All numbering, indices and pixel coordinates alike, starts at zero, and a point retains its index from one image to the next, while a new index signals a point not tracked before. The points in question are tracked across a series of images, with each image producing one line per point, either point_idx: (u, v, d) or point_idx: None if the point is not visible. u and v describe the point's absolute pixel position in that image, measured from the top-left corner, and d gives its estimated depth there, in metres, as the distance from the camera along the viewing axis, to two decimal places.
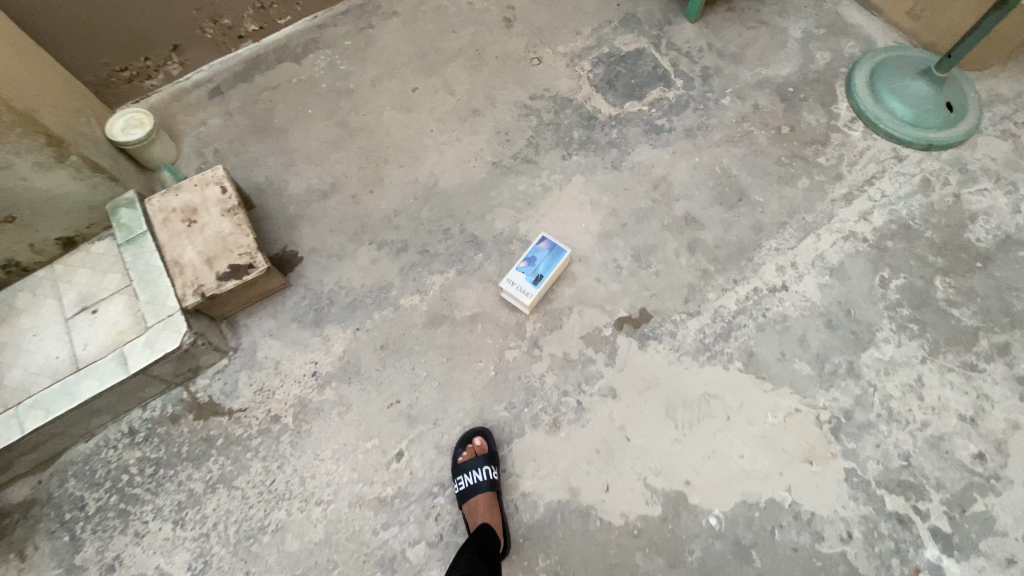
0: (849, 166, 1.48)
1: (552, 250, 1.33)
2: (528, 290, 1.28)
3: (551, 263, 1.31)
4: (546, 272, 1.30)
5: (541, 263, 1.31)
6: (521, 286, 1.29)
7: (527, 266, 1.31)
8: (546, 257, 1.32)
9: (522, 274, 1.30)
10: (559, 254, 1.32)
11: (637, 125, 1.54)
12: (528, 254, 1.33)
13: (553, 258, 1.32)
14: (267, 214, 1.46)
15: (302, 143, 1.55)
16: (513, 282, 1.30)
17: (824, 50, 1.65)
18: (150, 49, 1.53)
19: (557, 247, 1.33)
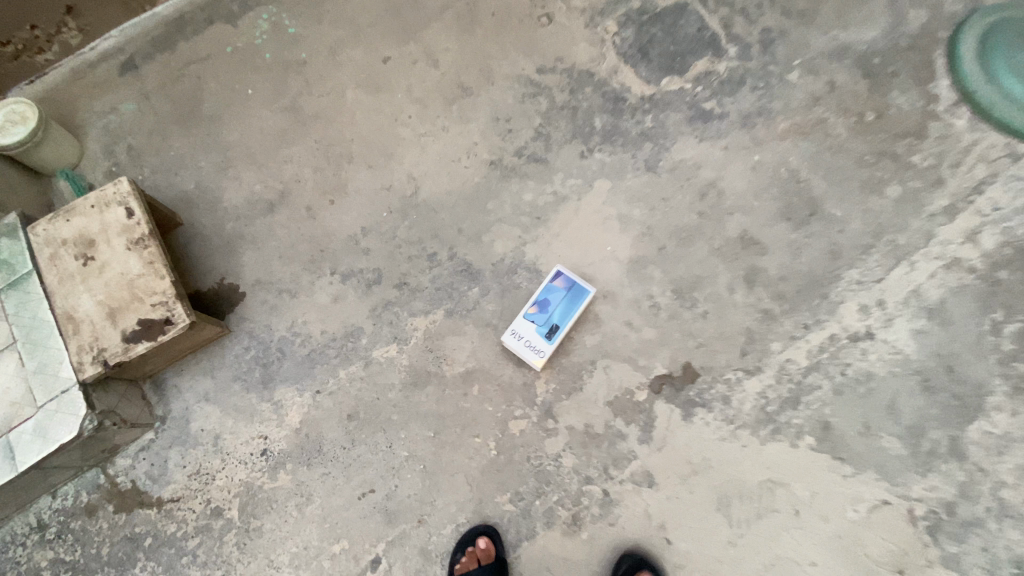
0: (952, 168, 1.12)
1: (572, 289, 1.02)
2: (539, 347, 0.98)
3: (569, 308, 1.00)
4: (563, 322, 1.00)
5: (556, 308, 1.00)
6: (529, 340, 0.99)
7: (538, 314, 1.00)
8: (564, 300, 1.01)
9: (530, 324, 1.00)
10: (581, 295, 1.01)
11: (679, 109, 1.17)
12: (540, 294, 1.02)
13: (573, 301, 1.01)
14: (200, 235, 1.14)
15: (241, 136, 1.21)
16: (518, 335, 1.00)
17: (918, 6, 1.20)
18: (33, 13, 1.16)
19: (579, 286, 1.02)
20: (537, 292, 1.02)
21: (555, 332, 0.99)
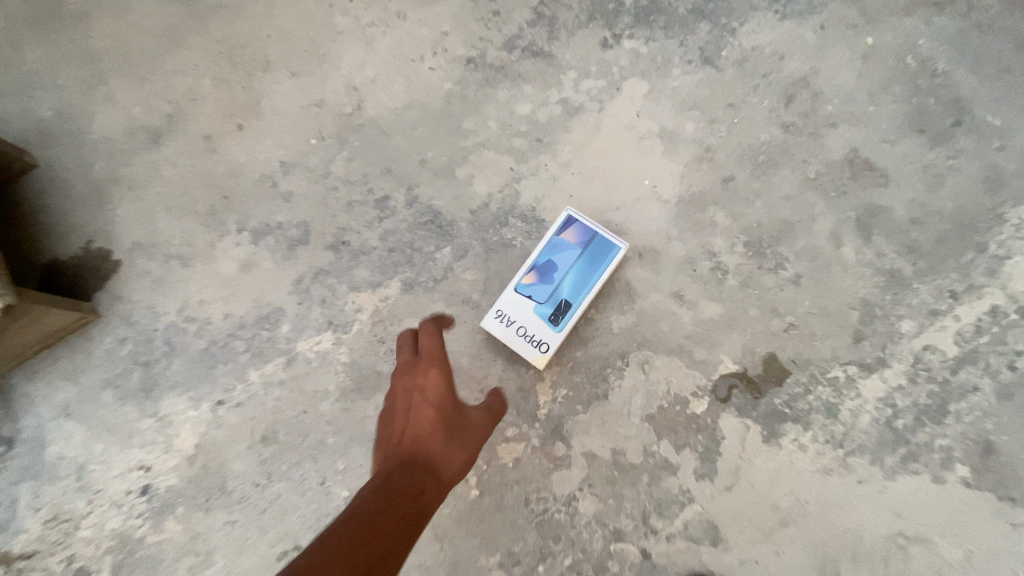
0: None
1: (591, 245, 0.66)
2: (539, 339, 0.64)
3: (587, 275, 0.65)
4: (576, 297, 0.65)
5: (566, 276, 0.65)
6: (524, 328, 0.65)
7: (538, 286, 0.65)
8: (579, 263, 0.66)
9: (526, 301, 0.65)
10: (606, 253, 0.66)
11: None
12: (541, 254, 0.66)
13: (593, 264, 0.66)
14: (61, 181, 0.81)
15: (116, 41, 0.84)
16: (508, 318, 0.65)
17: None
18: None
19: (602, 238, 0.66)
20: (537, 250, 0.67)
21: (565, 315, 0.64)
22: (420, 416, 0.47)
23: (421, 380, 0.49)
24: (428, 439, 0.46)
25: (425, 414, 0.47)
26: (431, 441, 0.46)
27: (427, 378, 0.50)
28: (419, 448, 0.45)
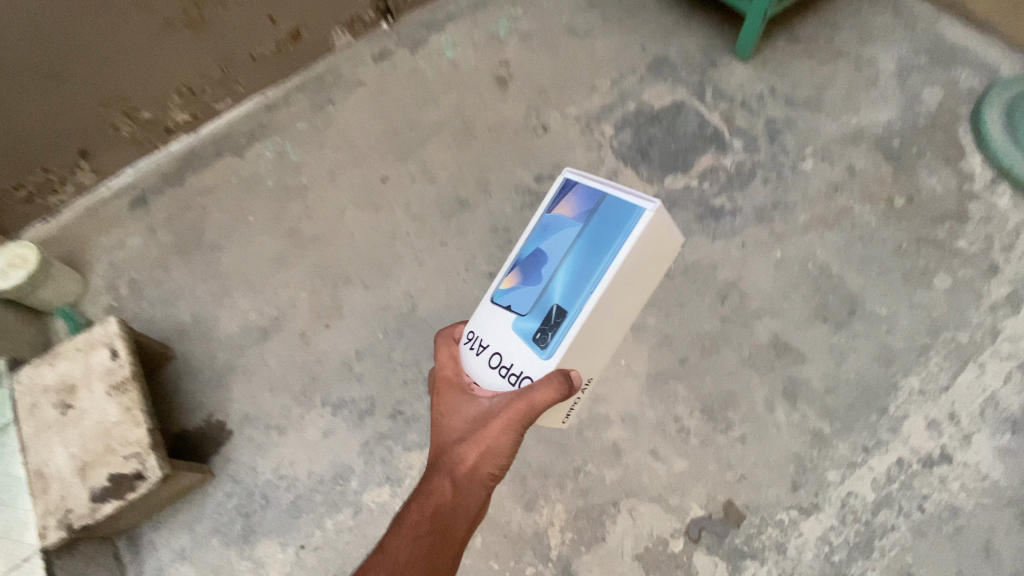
0: (1004, 252, 1.03)
1: (597, 215, 0.65)
2: (530, 345, 0.64)
3: (592, 254, 0.63)
4: (575, 286, 0.63)
5: (563, 259, 0.65)
6: (511, 334, 0.65)
7: (531, 277, 0.66)
8: (577, 248, 0.64)
9: (515, 303, 0.65)
10: (620, 227, 0.63)
11: (687, 208, 1.12)
12: (538, 243, 0.68)
13: (598, 243, 0.63)
14: (191, 369, 1.09)
15: (239, 263, 1.19)
16: (494, 328, 0.67)
17: (932, 86, 1.24)
18: (50, 158, 1.23)
19: (611, 208, 0.64)
20: (531, 242, 0.68)
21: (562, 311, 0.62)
22: (443, 431, 0.73)
23: (439, 403, 0.73)
24: (452, 443, 0.72)
25: (447, 424, 0.73)
26: (452, 445, 0.72)
27: (443, 402, 0.73)
28: (446, 451, 0.73)
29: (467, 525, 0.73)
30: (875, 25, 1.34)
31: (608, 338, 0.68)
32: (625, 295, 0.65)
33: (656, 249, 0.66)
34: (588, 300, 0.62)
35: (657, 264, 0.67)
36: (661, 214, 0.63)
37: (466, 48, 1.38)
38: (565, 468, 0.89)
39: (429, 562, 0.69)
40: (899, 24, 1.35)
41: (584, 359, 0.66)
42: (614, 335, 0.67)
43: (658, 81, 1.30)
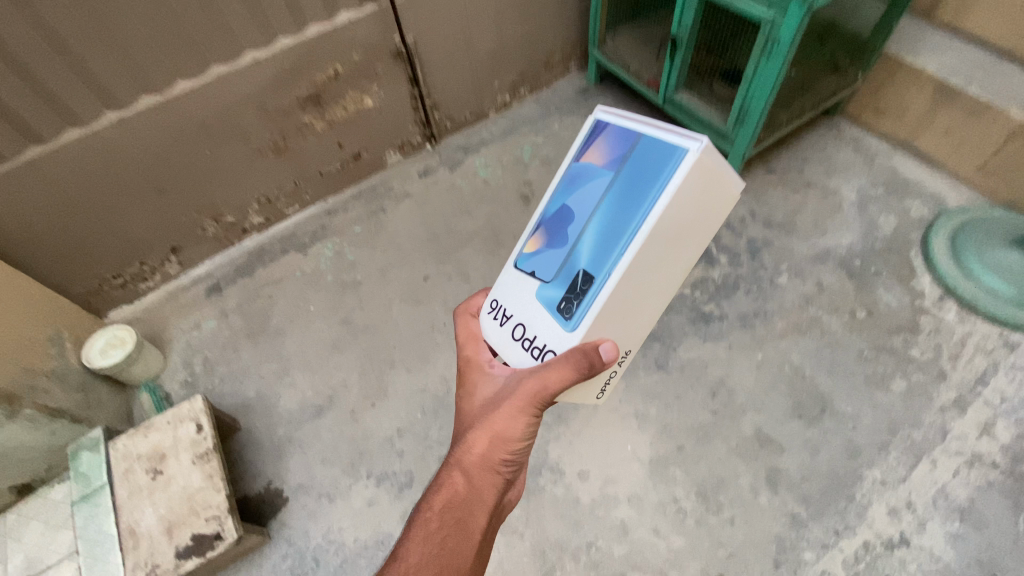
0: (952, 360, 1.22)
1: (627, 171, 0.70)
2: (553, 316, 0.74)
3: (622, 214, 0.69)
4: (599, 256, 0.71)
5: (589, 225, 0.73)
6: (536, 305, 0.77)
7: (558, 240, 0.76)
8: (608, 202, 0.72)
9: (541, 274, 0.77)
10: (657, 176, 0.66)
11: (682, 312, 1.33)
12: (568, 201, 0.77)
13: (629, 199, 0.69)
14: (253, 440, 1.27)
15: (300, 347, 1.40)
16: (522, 296, 0.79)
17: (887, 213, 1.48)
18: (146, 253, 1.48)
19: (648, 157, 0.68)
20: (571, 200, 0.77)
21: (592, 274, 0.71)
22: (465, 418, 0.84)
23: (463, 393, 0.86)
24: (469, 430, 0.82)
25: (468, 413, 0.84)
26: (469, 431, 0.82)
27: (467, 396, 0.86)
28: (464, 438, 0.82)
29: (484, 518, 0.78)
30: (839, 160, 1.61)
31: (645, 292, 0.73)
32: (658, 251, 0.69)
33: (704, 188, 0.67)
34: (618, 258, 0.69)
35: (709, 199, 0.69)
36: (706, 156, 0.64)
37: (495, 169, 1.72)
38: (579, 541, 1.07)
39: (445, 552, 0.74)
40: (859, 159, 1.61)
41: (619, 317, 0.74)
42: (651, 289, 0.73)
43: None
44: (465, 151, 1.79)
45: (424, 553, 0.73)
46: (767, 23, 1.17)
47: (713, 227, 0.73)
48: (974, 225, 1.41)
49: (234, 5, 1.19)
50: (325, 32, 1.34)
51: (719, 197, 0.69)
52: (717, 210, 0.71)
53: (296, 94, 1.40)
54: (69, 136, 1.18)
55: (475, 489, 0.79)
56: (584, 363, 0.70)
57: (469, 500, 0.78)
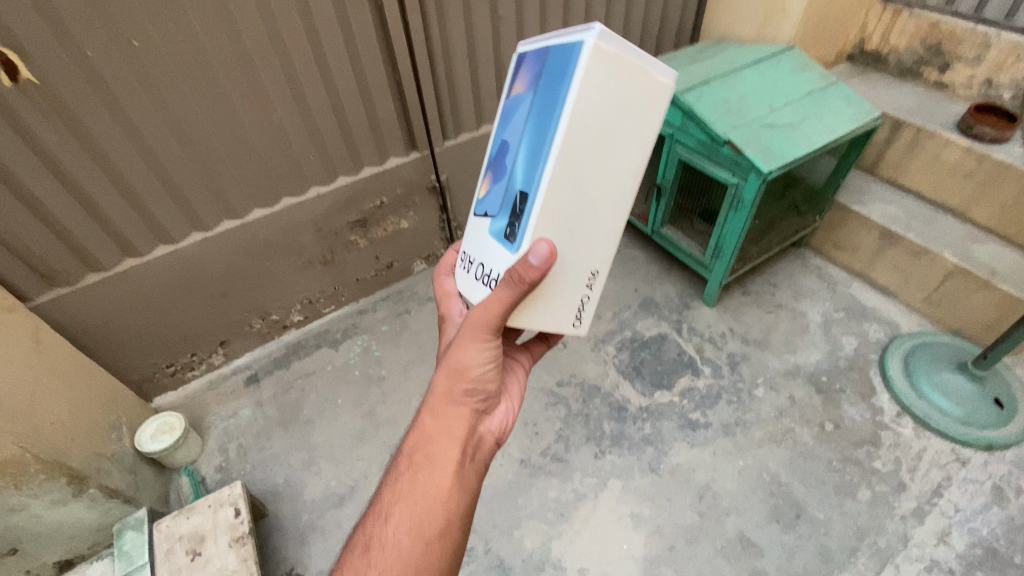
0: (910, 472, 1.37)
1: (541, 84, 0.73)
2: (501, 245, 0.79)
3: (539, 127, 0.72)
4: (527, 173, 0.74)
5: (517, 147, 0.77)
6: (489, 238, 0.82)
7: (499, 172, 0.81)
8: (532, 117, 0.74)
9: (489, 210, 0.83)
10: (563, 78, 0.68)
11: (671, 418, 1.51)
12: (503, 133, 0.82)
13: (544, 109, 0.72)
14: (279, 525, 1.38)
15: (327, 437, 1.55)
16: (478, 236, 0.86)
17: (848, 334, 1.71)
18: (198, 346, 1.67)
19: (554, 66, 0.71)
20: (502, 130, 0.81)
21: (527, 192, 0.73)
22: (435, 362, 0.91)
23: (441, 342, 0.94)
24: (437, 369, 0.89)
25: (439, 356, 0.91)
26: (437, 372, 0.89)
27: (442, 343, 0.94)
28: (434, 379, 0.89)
29: (454, 452, 0.82)
30: (804, 286, 1.88)
31: (585, 199, 0.74)
32: (586, 150, 0.70)
33: (616, 78, 0.68)
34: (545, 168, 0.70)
35: (627, 92, 0.70)
36: (604, 44, 0.65)
37: None
38: None
39: (414, 486, 0.79)
40: (822, 286, 1.87)
41: (563, 232, 0.75)
42: (593, 193, 0.74)
43: (647, 315, 1.81)
44: None
45: (396, 490, 0.80)
46: (734, 184, 1.46)
47: (656, 122, 0.74)
48: (923, 348, 1.61)
49: (308, 155, 1.51)
50: (376, 172, 1.67)
51: (641, 83, 0.70)
52: (648, 105, 0.72)
53: (347, 218, 1.71)
54: (159, 251, 1.43)
55: (441, 425, 0.84)
56: (516, 277, 0.73)
57: (434, 437, 0.83)
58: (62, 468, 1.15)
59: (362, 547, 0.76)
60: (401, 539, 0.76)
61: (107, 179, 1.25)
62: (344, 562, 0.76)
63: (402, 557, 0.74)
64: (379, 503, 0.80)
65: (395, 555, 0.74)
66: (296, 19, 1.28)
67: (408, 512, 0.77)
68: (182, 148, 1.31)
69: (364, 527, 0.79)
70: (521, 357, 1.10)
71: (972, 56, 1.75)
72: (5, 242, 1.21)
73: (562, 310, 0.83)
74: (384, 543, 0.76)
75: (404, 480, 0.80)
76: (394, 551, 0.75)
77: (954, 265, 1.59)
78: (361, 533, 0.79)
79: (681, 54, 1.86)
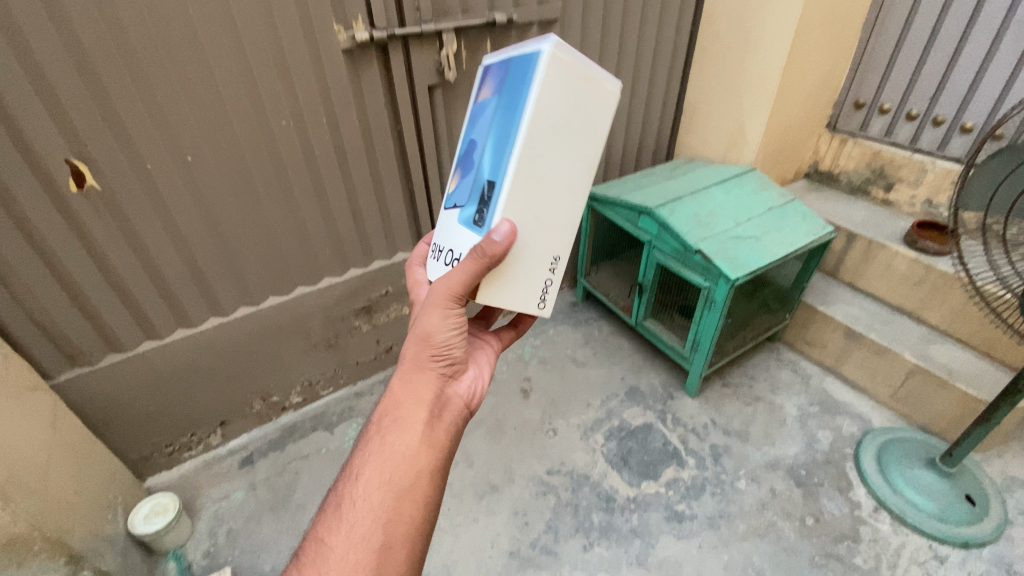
0: (891, 570, 1.40)
1: (507, 89, 0.83)
2: (468, 231, 0.86)
3: (505, 126, 0.81)
4: (493, 166, 0.83)
5: (485, 145, 0.86)
6: (459, 228, 0.90)
7: (470, 168, 0.90)
8: (498, 118, 0.83)
9: (460, 203, 0.91)
10: (526, 80, 0.77)
11: (657, 510, 1.55)
12: (474, 136, 0.91)
13: (508, 110, 0.81)
14: None
15: None
16: (450, 228, 0.94)
17: (824, 428, 1.80)
18: (198, 426, 1.72)
19: (517, 72, 0.80)
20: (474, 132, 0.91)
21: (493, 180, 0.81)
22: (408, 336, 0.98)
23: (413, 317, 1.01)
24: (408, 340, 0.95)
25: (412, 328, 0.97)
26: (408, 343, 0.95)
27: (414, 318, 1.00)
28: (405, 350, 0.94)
29: (419, 415, 0.86)
30: (780, 379, 2.00)
31: (545, 190, 0.83)
32: (544, 144, 0.79)
33: (570, 84, 0.79)
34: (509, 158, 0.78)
35: (577, 97, 0.80)
36: (560, 54, 0.75)
37: (500, 364, 2.10)
38: None
39: (382, 446, 0.83)
40: (797, 380, 1.99)
41: (524, 217, 0.82)
42: (551, 185, 0.83)
43: (633, 404, 1.90)
44: None
45: (366, 453, 0.83)
46: (706, 287, 1.63)
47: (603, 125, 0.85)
48: (895, 442, 1.69)
49: (324, 249, 1.68)
50: (384, 264, 1.83)
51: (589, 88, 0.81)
52: (597, 108, 0.83)
53: (353, 306, 1.84)
54: (177, 334, 1.54)
55: (407, 391, 0.89)
56: (476, 249, 0.79)
57: (400, 403, 0.87)
58: (62, 546, 1.17)
59: (334, 510, 0.79)
60: (371, 493, 0.79)
61: (143, 268, 1.39)
62: (318, 529, 0.79)
63: (373, 509, 0.77)
64: (349, 469, 0.84)
65: (365, 508, 0.77)
66: (327, 137, 1.49)
67: (377, 469, 0.81)
68: (214, 243, 1.46)
69: (335, 494, 0.82)
70: (489, 339, 1.17)
71: (912, 179, 2.00)
72: (41, 322, 1.32)
73: (524, 292, 0.90)
74: (355, 500, 0.78)
75: (371, 443, 0.84)
76: (364, 505, 0.78)
77: (915, 364, 1.71)
78: (332, 499, 0.81)
79: (659, 170, 2.13)
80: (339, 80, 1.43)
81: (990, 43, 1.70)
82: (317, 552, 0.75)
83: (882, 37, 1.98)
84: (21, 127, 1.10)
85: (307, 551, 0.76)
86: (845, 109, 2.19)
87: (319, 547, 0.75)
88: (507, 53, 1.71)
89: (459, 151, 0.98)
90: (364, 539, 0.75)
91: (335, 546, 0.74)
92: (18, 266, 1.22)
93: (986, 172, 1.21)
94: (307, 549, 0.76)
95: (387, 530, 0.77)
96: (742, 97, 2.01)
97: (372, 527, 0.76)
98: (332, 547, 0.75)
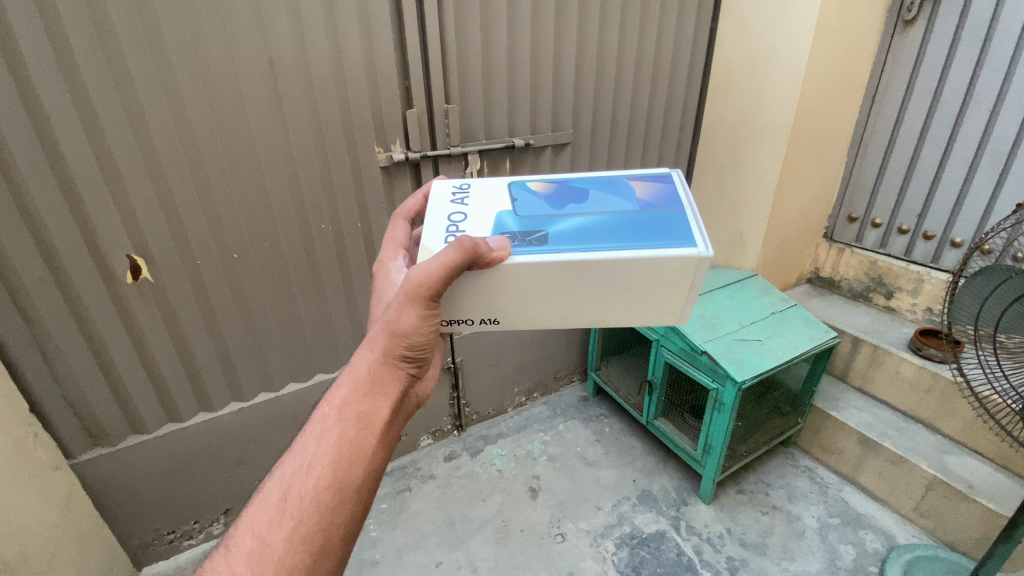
0: None
1: (646, 218, 0.80)
2: (492, 232, 0.80)
3: (609, 233, 0.77)
4: (565, 235, 0.77)
5: (582, 216, 0.81)
6: (495, 216, 0.83)
7: (557, 206, 0.85)
8: (613, 222, 0.79)
9: (519, 207, 0.85)
10: (660, 241, 0.75)
11: None
12: (592, 200, 0.87)
13: (623, 229, 0.78)
14: None
15: None
16: (490, 205, 0.86)
17: (846, 542, 1.71)
18: (202, 513, 1.72)
19: (668, 225, 0.78)
20: (594, 197, 0.87)
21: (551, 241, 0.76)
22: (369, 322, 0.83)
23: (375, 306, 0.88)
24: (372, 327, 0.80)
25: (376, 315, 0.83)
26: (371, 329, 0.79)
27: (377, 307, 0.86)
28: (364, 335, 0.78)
29: (389, 407, 0.73)
30: (797, 486, 1.94)
31: (556, 297, 0.78)
32: (603, 276, 0.75)
33: (672, 282, 0.76)
34: (579, 252, 0.74)
35: (659, 293, 0.77)
36: (694, 261, 0.73)
37: (508, 460, 2.08)
38: None
39: (343, 436, 0.67)
40: (814, 488, 1.93)
41: (522, 282, 0.76)
42: (566, 299, 0.78)
43: (645, 509, 1.85)
44: (484, 440, 2.19)
45: (320, 436, 0.67)
46: (714, 389, 1.65)
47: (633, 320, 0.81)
48: (920, 557, 1.60)
49: (345, 338, 1.78)
50: None
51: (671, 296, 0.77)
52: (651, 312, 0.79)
53: None
54: (198, 417, 1.59)
55: (373, 378, 0.73)
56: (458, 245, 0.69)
57: (365, 389, 0.72)
58: None
59: (274, 504, 0.63)
60: (324, 489, 0.64)
61: (176, 353, 1.48)
62: (248, 524, 0.62)
63: (321, 511, 0.63)
64: (292, 455, 0.67)
65: (312, 510, 0.63)
66: (359, 238, 1.66)
67: (329, 466, 0.65)
68: (245, 331, 1.57)
69: (273, 484, 0.65)
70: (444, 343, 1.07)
71: (910, 288, 2.07)
72: (73, 403, 1.38)
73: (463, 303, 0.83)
74: (302, 499, 0.63)
75: (331, 424, 0.68)
76: (316, 500, 0.63)
77: (932, 476, 1.67)
78: (269, 486, 0.65)
79: None
80: (374, 190, 1.63)
81: (967, 169, 1.86)
82: (247, 559, 0.59)
83: (866, 160, 2.18)
84: (94, 225, 1.25)
85: (233, 553, 0.60)
86: (839, 222, 2.34)
87: (251, 553, 0.60)
88: (523, 170, 1.92)
89: (568, 182, 0.94)
90: (310, 547, 0.61)
91: (273, 554, 0.59)
92: (64, 348, 1.31)
93: (971, 289, 1.29)
94: (232, 554, 0.60)
95: (330, 535, 0.63)
96: (740, 210, 2.18)
97: (317, 535, 0.62)
98: (268, 553, 0.59)
